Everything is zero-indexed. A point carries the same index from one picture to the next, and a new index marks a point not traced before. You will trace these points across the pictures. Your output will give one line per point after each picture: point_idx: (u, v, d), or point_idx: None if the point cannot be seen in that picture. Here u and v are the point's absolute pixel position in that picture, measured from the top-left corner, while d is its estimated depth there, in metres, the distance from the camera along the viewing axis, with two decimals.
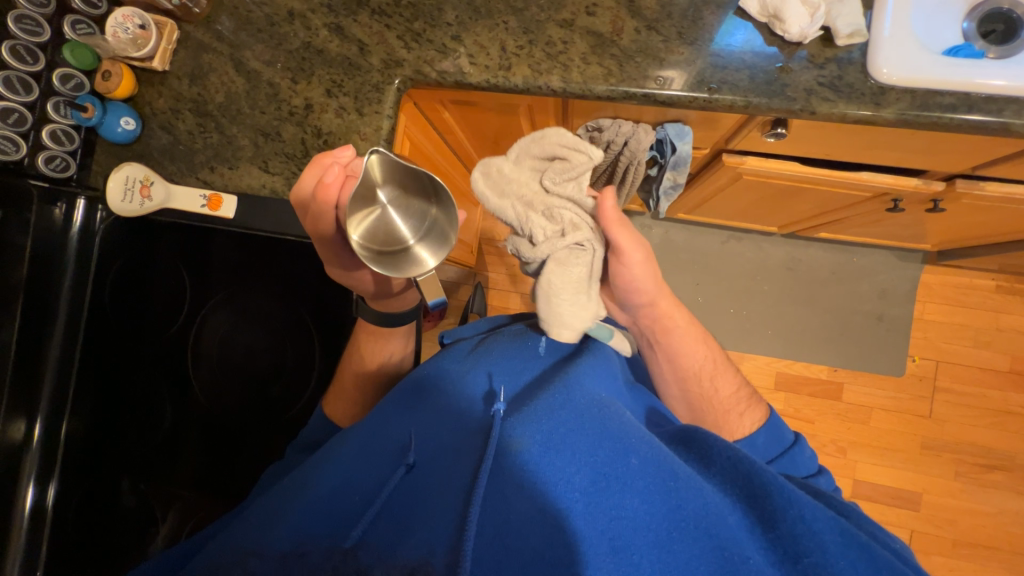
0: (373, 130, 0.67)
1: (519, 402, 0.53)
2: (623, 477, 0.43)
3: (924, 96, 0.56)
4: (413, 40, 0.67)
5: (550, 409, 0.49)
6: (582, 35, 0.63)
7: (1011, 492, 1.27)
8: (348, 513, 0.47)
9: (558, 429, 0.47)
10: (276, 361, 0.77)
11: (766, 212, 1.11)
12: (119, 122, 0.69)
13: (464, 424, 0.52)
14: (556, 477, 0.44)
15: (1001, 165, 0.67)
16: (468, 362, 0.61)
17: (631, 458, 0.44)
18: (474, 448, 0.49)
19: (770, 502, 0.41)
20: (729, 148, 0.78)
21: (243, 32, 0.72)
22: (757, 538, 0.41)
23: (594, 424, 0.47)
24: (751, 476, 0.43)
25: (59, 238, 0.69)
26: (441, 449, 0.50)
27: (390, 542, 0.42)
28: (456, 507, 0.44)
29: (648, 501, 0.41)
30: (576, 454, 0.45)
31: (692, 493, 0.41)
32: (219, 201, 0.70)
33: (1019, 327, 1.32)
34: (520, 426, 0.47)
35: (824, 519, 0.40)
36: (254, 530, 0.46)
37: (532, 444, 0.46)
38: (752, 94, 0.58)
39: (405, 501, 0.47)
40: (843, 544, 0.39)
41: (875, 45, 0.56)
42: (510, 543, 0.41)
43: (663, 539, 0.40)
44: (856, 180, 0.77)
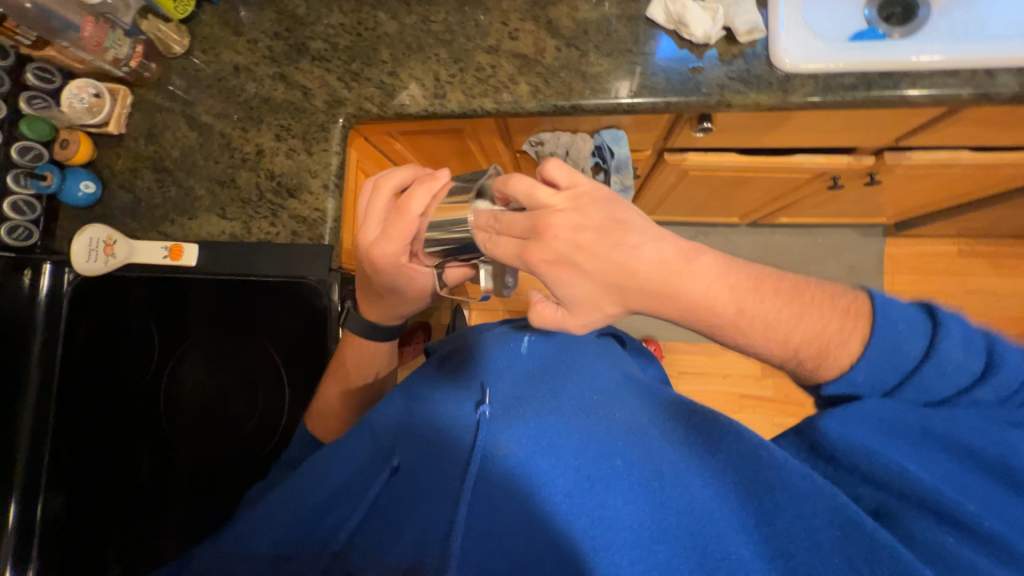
0: (323, 167, 0.71)
1: (509, 399, 0.49)
2: (608, 477, 0.40)
3: (826, 80, 0.60)
4: (352, 80, 0.71)
5: (539, 416, 0.46)
6: (508, 58, 0.67)
7: None
8: (335, 521, 0.47)
9: (546, 431, 0.44)
10: (251, 401, 0.77)
11: (723, 204, 1.15)
12: (79, 186, 0.72)
13: (448, 425, 0.48)
14: (540, 479, 0.41)
15: (918, 134, 0.71)
16: (455, 370, 0.58)
17: (616, 459, 0.41)
18: (456, 455, 0.46)
19: (770, 496, 0.36)
20: (669, 147, 0.82)
21: (194, 89, 0.76)
22: (751, 535, 0.36)
23: (582, 429, 0.44)
24: (756, 467, 0.38)
25: (26, 312, 0.72)
26: (426, 451, 0.48)
27: (380, 544, 0.43)
28: (439, 520, 0.42)
29: (631, 501, 0.39)
30: (564, 455, 0.42)
31: (677, 492, 0.39)
32: (180, 251, 0.72)
33: (987, 287, 1.35)
34: (506, 430, 0.44)
35: (821, 513, 0.34)
36: (251, 530, 0.49)
37: (518, 447, 0.43)
38: (670, 95, 0.62)
39: (391, 508, 0.46)
40: (843, 537, 0.33)
41: (774, 39, 0.60)
42: (496, 551, 0.40)
43: (646, 539, 0.37)
44: (792, 163, 0.81)
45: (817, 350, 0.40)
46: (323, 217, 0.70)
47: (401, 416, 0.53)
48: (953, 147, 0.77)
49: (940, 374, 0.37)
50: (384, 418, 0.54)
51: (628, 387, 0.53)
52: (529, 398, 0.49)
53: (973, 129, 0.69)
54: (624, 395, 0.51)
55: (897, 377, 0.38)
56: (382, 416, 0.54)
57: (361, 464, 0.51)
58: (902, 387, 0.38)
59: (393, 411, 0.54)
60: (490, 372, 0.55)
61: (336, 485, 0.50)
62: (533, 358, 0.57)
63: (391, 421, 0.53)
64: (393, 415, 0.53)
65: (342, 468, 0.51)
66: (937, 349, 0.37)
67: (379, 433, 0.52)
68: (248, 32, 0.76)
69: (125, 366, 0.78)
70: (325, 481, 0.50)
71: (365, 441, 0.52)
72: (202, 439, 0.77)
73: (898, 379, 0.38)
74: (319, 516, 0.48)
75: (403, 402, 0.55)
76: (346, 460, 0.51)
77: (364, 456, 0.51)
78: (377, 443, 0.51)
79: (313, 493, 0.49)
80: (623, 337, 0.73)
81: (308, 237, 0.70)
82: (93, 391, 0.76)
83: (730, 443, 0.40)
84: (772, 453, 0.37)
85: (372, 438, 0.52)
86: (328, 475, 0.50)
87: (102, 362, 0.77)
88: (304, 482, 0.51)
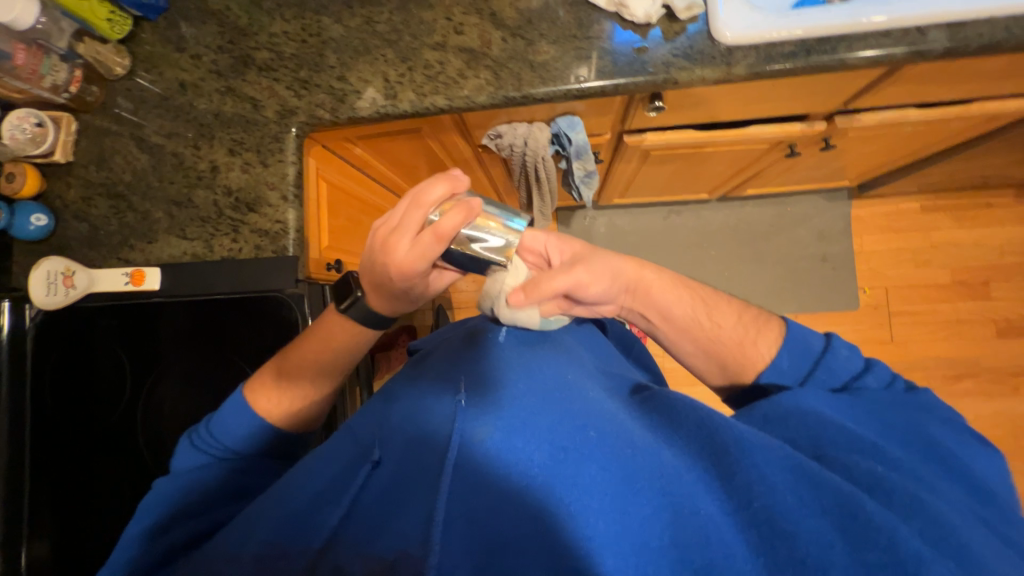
0: (280, 178, 0.70)
1: (481, 381, 0.49)
2: (582, 448, 0.41)
3: (767, 50, 0.61)
4: (302, 88, 0.70)
5: (514, 395, 0.47)
6: (455, 53, 0.67)
7: (978, 396, 1.35)
8: (318, 522, 0.43)
9: (518, 411, 0.45)
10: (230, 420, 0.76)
11: (690, 181, 1.17)
12: (29, 219, 0.70)
13: (422, 416, 0.48)
14: (518, 457, 0.41)
15: (863, 96, 0.73)
16: (430, 362, 0.58)
17: (591, 431, 0.43)
18: (435, 439, 0.45)
19: (726, 455, 0.39)
20: (627, 130, 0.83)
21: (142, 110, 0.74)
22: (714, 491, 0.38)
23: (555, 402, 0.46)
24: (713, 433, 0.40)
25: None
26: (407, 444, 0.46)
27: (364, 539, 0.40)
28: (426, 501, 0.41)
29: (606, 469, 0.40)
30: (538, 433, 0.43)
31: (647, 458, 0.40)
32: (142, 275, 0.71)
33: (951, 240, 1.40)
34: (478, 415, 0.45)
35: (776, 462, 0.37)
36: (226, 538, 0.44)
37: (494, 431, 0.43)
38: (618, 77, 0.63)
39: (375, 502, 0.44)
40: (794, 482, 0.36)
41: (714, 14, 0.61)
42: (478, 529, 0.39)
43: (620, 502, 0.38)
44: (749, 135, 0.83)
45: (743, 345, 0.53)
46: (285, 229, 0.69)
47: (384, 411, 0.52)
48: (900, 105, 0.79)
49: (840, 364, 0.50)
50: (367, 415, 0.53)
51: (597, 374, 0.55)
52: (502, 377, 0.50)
53: (915, 86, 0.70)
54: (591, 380, 0.53)
55: (811, 365, 0.50)
56: (367, 412, 0.54)
57: (343, 459, 0.48)
58: (815, 373, 0.49)
59: (378, 407, 0.54)
60: (466, 352, 0.55)
61: (322, 478, 0.47)
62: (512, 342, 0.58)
63: (375, 416, 0.52)
64: (373, 419, 0.52)
65: (330, 462, 0.48)
66: (832, 344, 0.51)
67: (364, 427, 0.51)
68: (192, 48, 0.74)
69: (98, 399, 0.76)
70: (312, 475, 0.47)
71: (351, 437, 0.51)
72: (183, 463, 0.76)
73: (809, 368, 0.50)
74: (301, 513, 0.44)
75: (385, 399, 0.55)
76: (335, 450, 0.49)
77: (349, 450, 0.49)
78: (358, 442, 0.50)
79: (297, 492, 0.45)
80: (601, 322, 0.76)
81: (272, 250, 0.70)
82: (68, 430, 0.75)
83: (688, 414, 0.43)
84: (723, 418, 0.41)
85: (358, 433, 0.51)
86: (312, 471, 0.47)
87: (71, 398, 0.75)
88: (288, 477, 0.48)
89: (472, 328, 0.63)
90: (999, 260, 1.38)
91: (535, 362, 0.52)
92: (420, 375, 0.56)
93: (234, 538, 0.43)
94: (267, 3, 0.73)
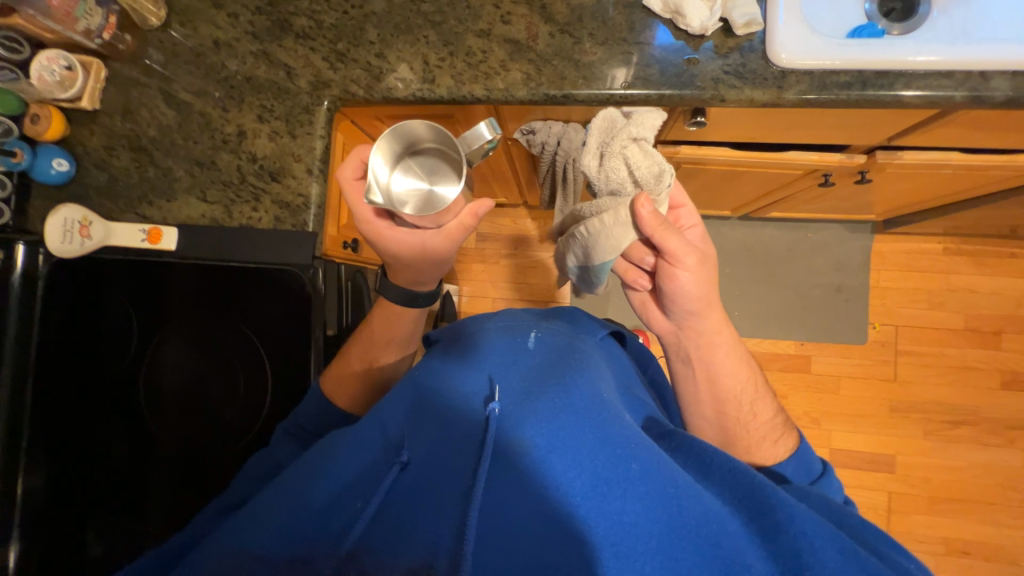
0: (307, 151, 0.69)
1: (519, 395, 0.52)
2: (623, 481, 0.43)
3: (822, 77, 0.59)
4: (338, 61, 0.68)
5: (553, 411, 0.49)
6: (500, 43, 0.65)
7: (974, 444, 1.34)
8: (346, 518, 0.46)
9: (560, 429, 0.47)
10: (232, 384, 0.76)
11: (715, 197, 1.15)
12: (51, 163, 0.70)
13: (462, 419, 0.52)
14: (558, 480, 0.44)
15: (910, 135, 0.71)
16: (464, 359, 0.60)
17: (631, 463, 0.44)
18: (474, 448, 0.49)
19: (771, 514, 0.42)
20: (662, 139, 0.81)
21: (172, 64, 0.72)
22: (757, 547, 0.41)
23: (595, 427, 0.47)
24: (754, 490, 0.44)
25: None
26: (439, 445, 0.50)
27: (389, 545, 0.43)
28: (458, 510, 0.44)
29: (648, 507, 0.41)
30: (578, 457, 0.45)
31: (692, 501, 0.42)
32: (159, 234, 0.70)
33: (969, 285, 1.38)
34: (521, 427, 0.48)
35: (825, 536, 0.40)
36: (250, 521, 0.47)
37: (534, 446, 0.46)
38: (664, 87, 0.61)
39: (404, 503, 0.47)
40: (843, 560, 0.39)
41: (772, 33, 0.59)
42: (512, 548, 0.42)
43: (665, 545, 0.40)
44: (785, 160, 0.81)
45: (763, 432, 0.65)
46: (307, 203, 0.68)
47: (417, 411, 0.55)
48: (944, 147, 0.77)
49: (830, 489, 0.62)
50: (397, 414, 0.55)
51: (623, 398, 0.58)
52: (541, 393, 0.51)
53: (965, 131, 0.68)
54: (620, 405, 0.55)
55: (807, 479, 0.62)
56: (397, 410, 0.56)
57: (373, 458, 0.51)
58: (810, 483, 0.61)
59: (412, 404, 0.56)
60: (500, 361, 0.59)
61: (352, 475, 0.50)
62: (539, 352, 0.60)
63: (408, 417, 0.55)
64: (403, 410, 0.55)
65: (360, 458, 0.51)
66: (828, 469, 0.64)
67: (397, 425, 0.54)
68: (230, 6, 0.72)
69: (105, 351, 0.77)
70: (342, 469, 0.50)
71: (382, 434, 0.53)
72: (184, 422, 0.77)
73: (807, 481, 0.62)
74: (334, 508, 0.47)
75: (416, 396, 0.57)
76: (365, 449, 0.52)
77: (378, 448, 0.52)
78: (387, 438, 0.52)
79: (324, 480, 0.49)
80: (622, 335, 0.79)
81: (291, 223, 0.69)
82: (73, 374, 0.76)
83: (724, 465, 0.47)
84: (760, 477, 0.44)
85: (389, 433, 0.53)
86: (337, 466, 0.51)
87: (78, 346, 0.76)
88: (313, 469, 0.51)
89: (501, 331, 0.65)
90: (1015, 312, 1.36)
91: (570, 377, 0.53)
92: (452, 377, 0.57)
93: (244, 535, 0.46)
94: None
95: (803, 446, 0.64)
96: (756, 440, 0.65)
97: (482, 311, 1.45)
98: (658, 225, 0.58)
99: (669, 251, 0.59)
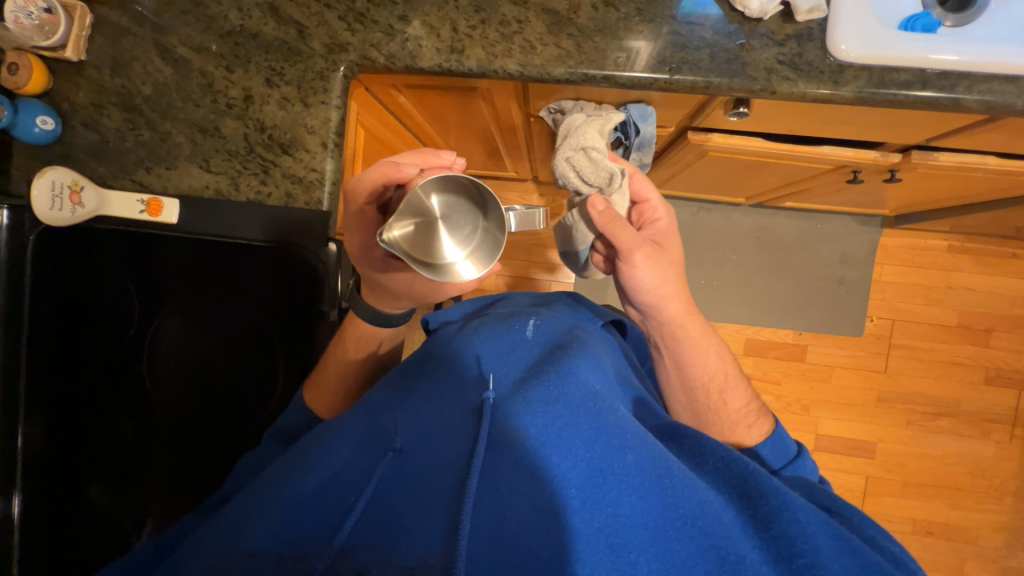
0: (321, 122, 0.63)
1: (512, 384, 0.51)
2: (618, 473, 0.42)
3: (880, 73, 0.55)
4: (357, 22, 0.62)
5: (546, 400, 0.47)
6: (538, 13, 0.60)
7: (952, 435, 1.41)
8: (336, 507, 0.45)
9: (554, 419, 0.45)
10: (236, 361, 0.75)
11: (733, 185, 1.12)
12: (35, 121, 0.63)
13: (454, 408, 0.51)
14: (552, 471, 0.43)
15: (952, 137, 0.69)
16: (454, 347, 0.59)
17: (627, 454, 0.42)
18: (466, 437, 0.47)
19: (764, 502, 0.41)
20: (694, 126, 0.77)
21: (168, 13, 0.65)
22: (752, 536, 0.41)
23: (591, 417, 0.45)
24: (747, 478, 0.43)
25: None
26: (430, 432, 0.49)
27: (383, 539, 0.42)
28: (444, 494, 0.44)
29: (643, 499, 0.41)
30: (573, 448, 0.43)
31: (688, 491, 0.41)
32: (160, 206, 0.65)
33: (968, 284, 1.40)
34: (514, 417, 0.46)
35: (819, 524, 0.40)
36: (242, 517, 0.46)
37: (527, 437, 0.45)
38: (714, 75, 0.57)
39: (393, 492, 0.45)
40: (838, 549, 0.39)
41: (833, 21, 0.55)
42: (507, 543, 0.40)
43: (661, 537, 0.39)
44: (818, 154, 0.78)
45: (733, 419, 0.66)
46: (321, 179, 0.64)
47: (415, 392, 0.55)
48: (981, 151, 0.75)
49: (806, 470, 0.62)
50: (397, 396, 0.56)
51: (621, 385, 0.56)
52: (533, 381, 0.50)
53: (1010, 137, 0.66)
54: (616, 394, 0.54)
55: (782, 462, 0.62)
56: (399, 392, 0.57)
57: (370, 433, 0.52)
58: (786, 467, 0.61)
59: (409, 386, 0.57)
60: (492, 349, 0.57)
61: (355, 443, 0.51)
62: (538, 341, 0.59)
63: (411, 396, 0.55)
64: (391, 399, 0.55)
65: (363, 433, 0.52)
66: (804, 450, 0.63)
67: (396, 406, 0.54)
68: None
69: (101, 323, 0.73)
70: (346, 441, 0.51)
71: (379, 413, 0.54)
72: (189, 398, 0.75)
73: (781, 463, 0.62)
74: (334, 470, 0.48)
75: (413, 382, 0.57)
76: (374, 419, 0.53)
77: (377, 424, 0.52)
78: (379, 428, 0.52)
79: (311, 474, 0.48)
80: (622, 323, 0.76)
81: (303, 201, 0.64)
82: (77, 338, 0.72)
83: (719, 453, 0.46)
84: (752, 464, 0.44)
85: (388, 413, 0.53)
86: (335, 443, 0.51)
87: (67, 319, 0.70)
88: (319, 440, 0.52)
89: (498, 320, 0.63)
90: (1009, 311, 1.40)
91: (566, 365, 0.51)
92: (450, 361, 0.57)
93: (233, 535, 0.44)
94: None
95: (778, 429, 0.64)
96: (729, 426, 0.66)
97: (486, 288, 1.42)
98: (608, 223, 0.59)
99: (621, 247, 0.60)
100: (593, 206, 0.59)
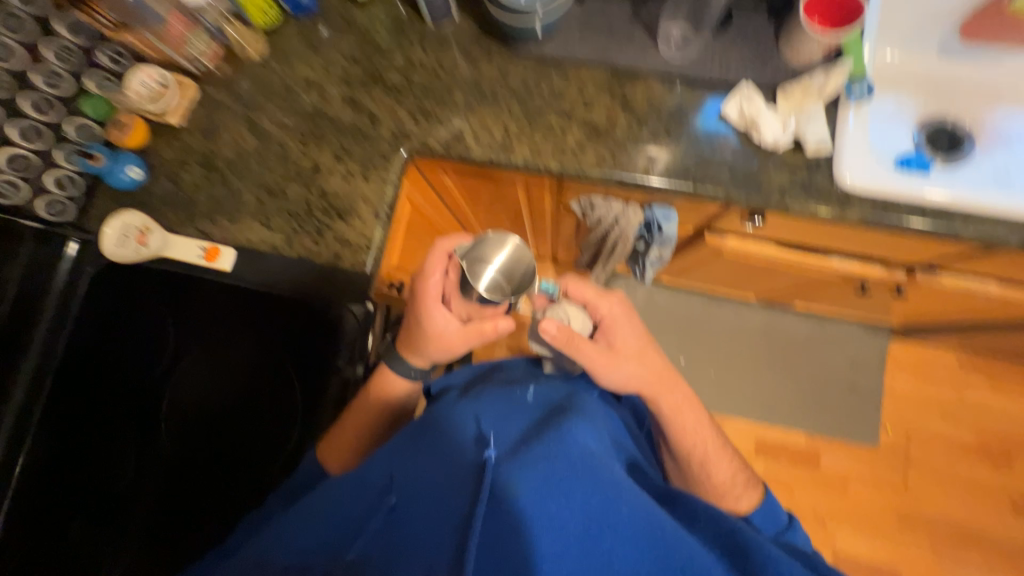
0: (377, 195, 0.71)
1: (507, 441, 0.48)
2: (615, 529, 0.43)
3: (883, 204, 0.62)
4: (422, 117, 0.72)
5: (543, 457, 0.45)
6: (579, 125, 0.68)
7: (982, 568, 1.30)
8: (339, 537, 0.48)
9: (552, 476, 0.44)
10: (235, 406, 0.72)
11: (745, 283, 1.17)
12: (125, 170, 0.71)
13: (449, 461, 0.48)
14: (549, 529, 0.42)
15: (954, 263, 0.74)
16: (456, 404, 0.56)
17: (622, 507, 0.44)
18: (462, 493, 0.45)
19: (750, 557, 0.46)
20: (712, 229, 0.82)
21: (262, 95, 0.76)
22: None
23: (587, 476, 0.45)
24: (733, 536, 0.47)
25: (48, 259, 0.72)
26: (423, 486, 0.47)
27: None
28: (440, 559, 0.42)
29: (638, 552, 0.42)
30: (571, 503, 0.43)
31: (680, 546, 0.43)
32: (216, 253, 0.71)
33: (983, 402, 1.38)
34: (511, 472, 0.44)
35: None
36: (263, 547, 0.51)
37: (524, 492, 0.43)
38: (732, 190, 0.64)
39: (391, 543, 0.45)
40: None
41: (840, 156, 0.62)
42: None
43: None
44: (828, 265, 0.83)
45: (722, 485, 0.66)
46: (368, 244, 0.69)
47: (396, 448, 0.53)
48: (982, 277, 0.80)
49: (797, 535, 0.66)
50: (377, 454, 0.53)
51: (618, 445, 0.55)
52: (529, 440, 0.47)
53: (1008, 268, 0.71)
54: (613, 452, 0.53)
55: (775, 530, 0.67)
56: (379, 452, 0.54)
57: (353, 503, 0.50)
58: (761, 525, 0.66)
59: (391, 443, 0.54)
60: (487, 404, 0.54)
61: (340, 520, 0.49)
62: (538, 400, 0.57)
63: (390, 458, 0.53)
64: (380, 452, 0.53)
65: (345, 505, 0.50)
66: (792, 522, 0.67)
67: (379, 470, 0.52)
68: (327, 52, 0.76)
69: (114, 355, 0.72)
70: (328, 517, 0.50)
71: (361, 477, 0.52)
72: (173, 439, 0.71)
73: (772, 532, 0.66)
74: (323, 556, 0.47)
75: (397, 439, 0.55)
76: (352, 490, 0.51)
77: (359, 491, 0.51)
78: (374, 479, 0.51)
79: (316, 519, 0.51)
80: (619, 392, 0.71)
81: (349, 261, 0.69)
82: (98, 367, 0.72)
83: (707, 510, 0.49)
84: (739, 525, 0.47)
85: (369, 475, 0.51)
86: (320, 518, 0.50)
87: (89, 344, 0.72)
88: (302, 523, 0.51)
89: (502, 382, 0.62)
90: None
91: (563, 424, 0.49)
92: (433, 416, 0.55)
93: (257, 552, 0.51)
94: (409, 30, 0.75)
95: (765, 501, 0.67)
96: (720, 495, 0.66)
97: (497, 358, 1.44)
98: (568, 339, 0.61)
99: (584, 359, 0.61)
100: (546, 331, 0.60)
